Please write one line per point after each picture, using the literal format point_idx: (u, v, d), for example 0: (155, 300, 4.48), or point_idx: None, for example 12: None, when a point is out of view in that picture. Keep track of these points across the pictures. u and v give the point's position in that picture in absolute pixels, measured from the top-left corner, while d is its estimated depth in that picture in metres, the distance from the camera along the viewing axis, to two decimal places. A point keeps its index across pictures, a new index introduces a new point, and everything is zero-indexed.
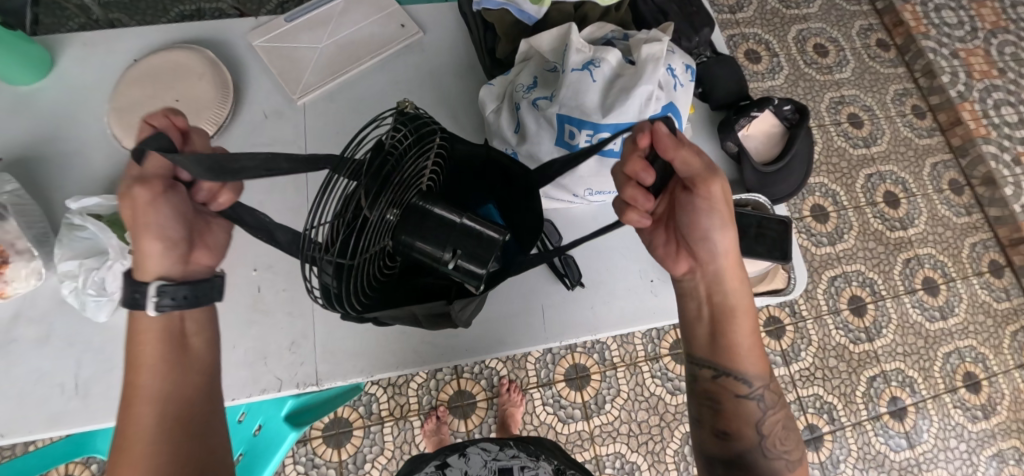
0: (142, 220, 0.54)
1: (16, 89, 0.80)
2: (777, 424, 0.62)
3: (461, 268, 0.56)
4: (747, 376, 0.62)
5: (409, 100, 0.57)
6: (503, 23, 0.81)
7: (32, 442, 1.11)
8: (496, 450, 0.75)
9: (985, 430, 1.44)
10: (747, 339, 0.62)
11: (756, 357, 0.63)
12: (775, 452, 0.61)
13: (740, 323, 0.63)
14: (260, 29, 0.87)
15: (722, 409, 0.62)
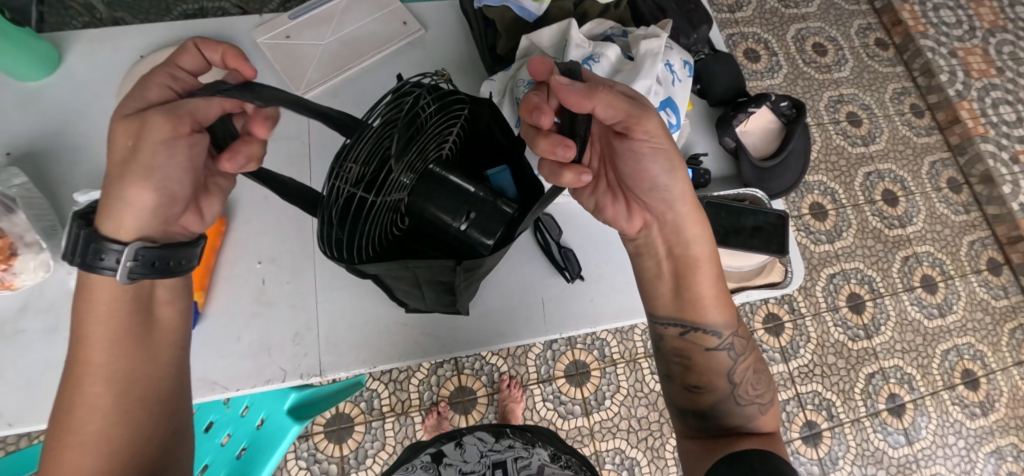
0: (148, 164, 0.51)
1: (24, 85, 0.81)
2: (747, 370, 0.66)
3: (471, 232, 0.62)
4: (716, 324, 0.65)
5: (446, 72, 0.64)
6: (504, 20, 0.82)
7: (36, 436, 1.12)
8: (492, 441, 0.76)
9: (983, 426, 1.45)
10: (711, 287, 0.65)
11: (722, 304, 0.65)
12: (747, 399, 0.65)
13: (701, 274, 0.64)
14: (265, 26, 0.88)
15: (693, 363, 0.66)
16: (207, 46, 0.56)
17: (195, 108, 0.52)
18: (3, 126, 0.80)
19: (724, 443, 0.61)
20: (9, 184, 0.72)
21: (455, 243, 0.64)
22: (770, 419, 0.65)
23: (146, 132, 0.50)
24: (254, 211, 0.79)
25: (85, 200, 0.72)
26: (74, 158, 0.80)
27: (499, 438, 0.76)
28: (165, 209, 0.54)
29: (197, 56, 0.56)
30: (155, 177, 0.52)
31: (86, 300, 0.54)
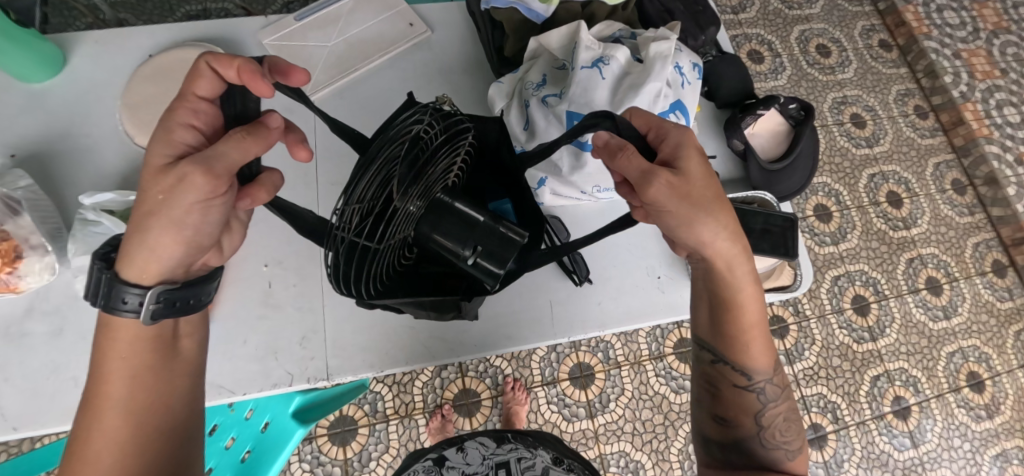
0: (178, 221, 0.49)
1: (30, 86, 0.81)
2: (778, 415, 0.64)
3: (478, 265, 0.60)
4: (752, 368, 0.63)
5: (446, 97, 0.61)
6: (511, 21, 0.82)
7: (38, 439, 1.12)
8: (493, 446, 0.74)
9: (989, 429, 1.44)
10: (752, 330, 0.62)
11: (762, 348, 0.63)
12: (774, 443, 0.63)
13: (744, 313, 0.61)
14: (270, 28, 0.88)
15: (727, 400, 0.64)
16: (221, 64, 0.48)
17: (234, 164, 0.49)
18: (9, 127, 0.80)
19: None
20: (14, 186, 0.72)
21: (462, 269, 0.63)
22: (796, 464, 0.64)
23: (183, 192, 0.48)
24: (258, 213, 0.79)
25: (89, 201, 0.71)
26: (79, 160, 0.79)
27: (501, 442, 0.75)
28: (193, 255, 0.53)
29: (215, 82, 0.49)
30: (188, 229, 0.50)
31: (106, 334, 0.53)
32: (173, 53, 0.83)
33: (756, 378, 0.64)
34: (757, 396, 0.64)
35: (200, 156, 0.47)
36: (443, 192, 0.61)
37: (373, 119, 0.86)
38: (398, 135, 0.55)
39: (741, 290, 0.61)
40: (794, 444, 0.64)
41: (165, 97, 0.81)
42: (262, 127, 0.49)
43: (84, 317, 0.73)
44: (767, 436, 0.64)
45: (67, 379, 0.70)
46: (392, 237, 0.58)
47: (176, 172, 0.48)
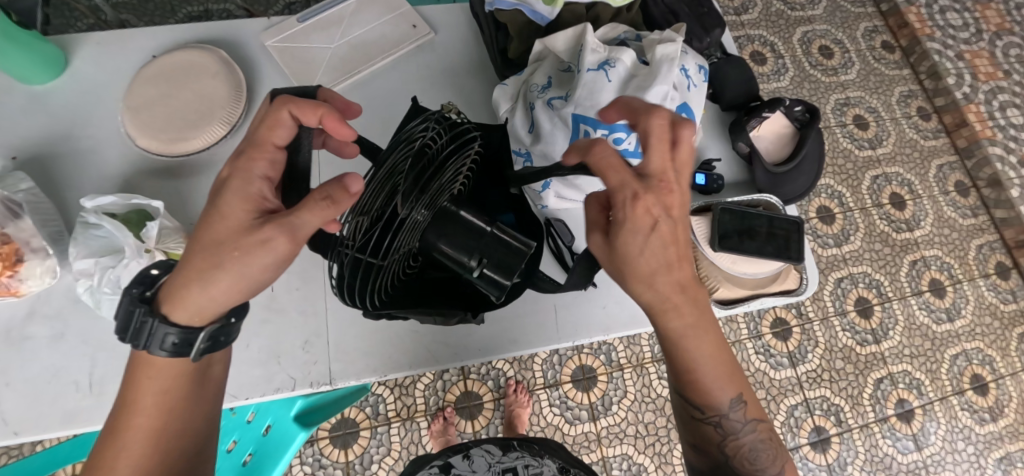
0: (252, 276, 0.50)
1: (32, 88, 0.81)
2: (749, 443, 0.61)
3: (484, 275, 0.61)
4: (719, 401, 0.60)
5: (452, 105, 0.60)
6: (516, 23, 0.81)
7: (39, 442, 1.11)
8: (499, 453, 0.74)
9: (992, 432, 1.43)
10: (711, 361, 0.59)
11: (725, 377, 0.60)
12: (746, 471, 0.61)
13: (694, 347, 0.58)
14: (273, 30, 0.87)
15: (697, 437, 0.62)
16: (304, 113, 0.52)
17: (309, 228, 0.49)
18: (10, 129, 0.79)
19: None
20: (15, 189, 0.71)
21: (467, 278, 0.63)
22: None
23: (265, 250, 0.49)
24: None
25: (91, 205, 0.71)
26: (81, 162, 0.79)
27: (507, 450, 0.75)
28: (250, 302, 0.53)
29: (292, 127, 0.52)
30: (256, 282, 0.51)
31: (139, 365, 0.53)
32: (174, 54, 0.83)
33: (725, 410, 0.60)
34: (730, 428, 0.61)
35: (284, 220, 0.48)
36: (449, 201, 0.61)
37: (376, 122, 0.86)
38: (406, 142, 0.56)
39: (694, 325, 0.57)
40: (774, 465, 0.62)
41: (167, 99, 0.80)
42: (342, 194, 0.48)
43: (87, 321, 0.72)
44: (745, 468, 0.61)
45: (69, 383, 0.70)
46: (397, 251, 0.56)
47: (259, 234, 0.48)
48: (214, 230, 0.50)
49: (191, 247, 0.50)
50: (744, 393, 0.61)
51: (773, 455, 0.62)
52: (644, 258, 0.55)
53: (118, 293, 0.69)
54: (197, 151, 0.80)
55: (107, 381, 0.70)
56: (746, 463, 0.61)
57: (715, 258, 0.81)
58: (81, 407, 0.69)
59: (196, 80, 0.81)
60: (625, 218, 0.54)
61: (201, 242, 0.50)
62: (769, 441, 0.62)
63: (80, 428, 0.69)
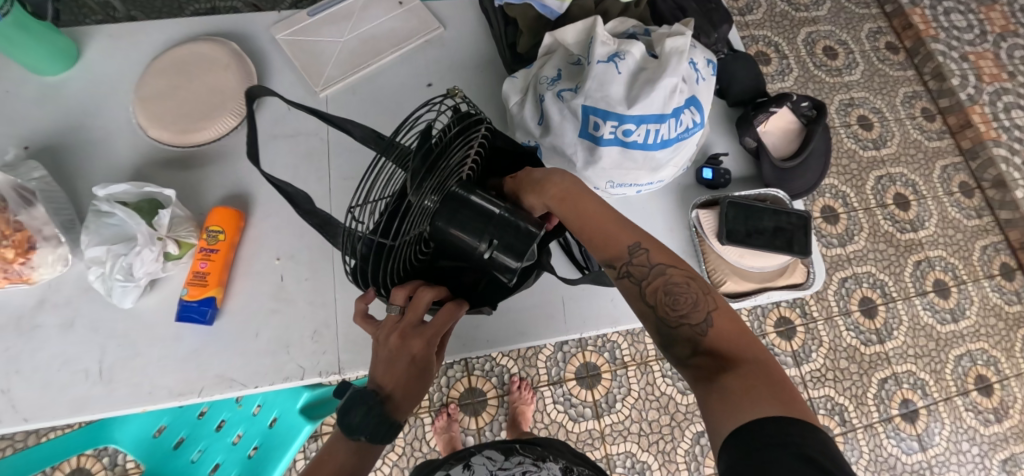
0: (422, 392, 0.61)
1: (43, 79, 0.81)
2: (669, 287, 0.58)
3: (496, 258, 0.60)
4: (620, 248, 0.60)
5: (458, 90, 0.59)
6: (526, 18, 0.82)
7: (47, 433, 1.12)
8: (501, 460, 0.72)
9: (997, 433, 1.43)
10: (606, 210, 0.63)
11: (619, 226, 0.61)
12: (676, 319, 0.56)
13: (588, 198, 0.63)
14: (283, 23, 0.88)
15: (624, 298, 0.60)
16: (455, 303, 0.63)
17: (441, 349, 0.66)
18: (21, 119, 0.80)
19: (708, 392, 0.50)
20: (28, 178, 0.72)
21: (479, 263, 0.62)
22: (727, 331, 0.54)
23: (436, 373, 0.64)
24: (273, 207, 0.79)
25: (103, 193, 0.71)
26: (91, 152, 0.79)
27: (509, 456, 0.73)
28: None
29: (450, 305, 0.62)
30: None
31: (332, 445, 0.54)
32: (185, 47, 0.83)
33: (628, 257, 0.60)
34: (643, 273, 0.59)
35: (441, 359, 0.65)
36: (457, 186, 0.61)
37: (385, 114, 0.86)
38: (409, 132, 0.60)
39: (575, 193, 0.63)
40: (700, 309, 0.56)
41: (176, 91, 0.81)
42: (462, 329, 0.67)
43: (98, 308, 0.73)
44: (673, 318, 0.56)
45: (79, 371, 0.70)
46: (408, 233, 0.56)
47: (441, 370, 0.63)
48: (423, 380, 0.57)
49: (405, 388, 0.55)
50: (644, 239, 0.60)
51: (700, 299, 0.56)
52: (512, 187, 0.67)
53: (129, 280, 0.69)
54: (208, 142, 0.80)
55: (115, 370, 0.70)
56: (675, 311, 0.56)
57: (721, 250, 0.82)
58: (91, 394, 0.69)
59: (209, 72, 0.82)
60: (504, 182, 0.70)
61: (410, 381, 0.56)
62: (691, 283, 0.58)
63: (88, 415, 0.69)
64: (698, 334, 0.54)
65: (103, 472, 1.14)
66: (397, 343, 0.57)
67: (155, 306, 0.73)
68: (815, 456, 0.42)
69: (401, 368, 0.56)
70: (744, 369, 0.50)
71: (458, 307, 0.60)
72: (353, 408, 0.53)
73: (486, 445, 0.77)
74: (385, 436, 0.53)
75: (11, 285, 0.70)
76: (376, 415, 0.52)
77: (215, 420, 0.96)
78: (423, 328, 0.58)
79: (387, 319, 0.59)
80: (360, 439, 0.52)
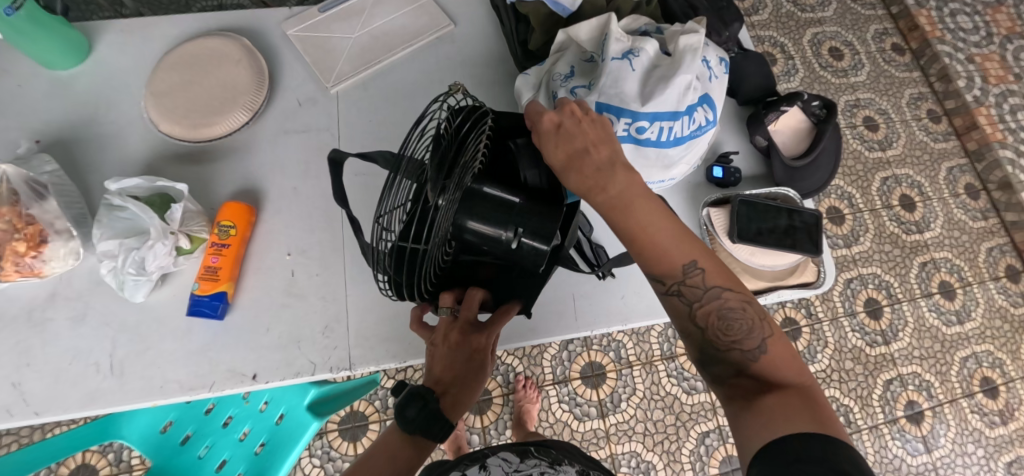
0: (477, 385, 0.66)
1: (55, 73, 0.82)
2: (720, 312, 0.57)
3: (523, 244, 0.63)
4: (674, 265, 0.57)
5: (459, 84, 0.58)
6: (538, 14, 0.82)
7: (53, 427, 1.13)
8: (516, 462, 0.70)
9: (1002, 435, 1.43)
10: (658, 225, 0.57)
11: (675, 240, 0.57)
12: (724, 342, 0.56)
13: (638, 209, 0.56)
14: (295, 19, 0.88)
15: (671, 313, 0.59)
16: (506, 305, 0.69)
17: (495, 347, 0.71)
18: (33, 113, 0.80)
19: (746, 410, 0.52)
20: (40, 171, 0.72)
21: (506, 254, 0.64)
22: (779, 358, 0.54)
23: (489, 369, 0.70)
24: (284, 202, 0.79)
25: (116, 187, 0.72)
26: (102, 147, 0.79)
27: (524, 458, 0.71)
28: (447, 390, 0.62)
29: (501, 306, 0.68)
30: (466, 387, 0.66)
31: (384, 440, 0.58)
32: (195, 42, 0.83)
33: (681, 276, 0.57)
34: (696, 296, 0.57)
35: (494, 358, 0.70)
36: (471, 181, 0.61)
37: (396, 111, 0.86)
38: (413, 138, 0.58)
39: (628, 200, 0.56)
40: (755, 336, 0.55)
41: (188, 85, 0.81)
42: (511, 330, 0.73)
43: (109, 302, 0.73)
44: (723, 341, 0.56)
45: (90, 365, 0.70)
46: (437, 231, 0.55)
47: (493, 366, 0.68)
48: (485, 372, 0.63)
49: (464, 382, 0.60)
50: (701, 258, 0.57)
51: (755, 325, 0.56)
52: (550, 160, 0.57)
53: (141, 274, 0.69)
54: (219, 138, 0.80)
55: (127, 364, 0.70)
56: (724, 336, 0.56)
57: (733, 249, 0.81)
58: (102, 388, 0.69)
59: (218, 67, 0.82)
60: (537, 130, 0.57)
61: (472, 375, 0.61)
62: (746, 307, 0.57)
63: (98, 410, 0.69)
64: (746, 359, 0.55)
65: (108, 468, 1.14)
66: (457, 340, 0.62)
67: (166, 301, 0.73)
68: (849, 471, 0.44)
69: (458, 364, 0.61)
70: (785, 390, 0.52)
71: (509, 308, 0.67)
72: (411, 402, 0.57)
73: (500, 448, 0.74)
74: (439, 432, 0.57)
75: (23, 278, 0.70)
76: (433, 410, 0.57)
77: (222, 416, 0.96)
78: (480, 328, 0.64)
79: (442, 320, 0.64)
80: (413, 432, 0.57)
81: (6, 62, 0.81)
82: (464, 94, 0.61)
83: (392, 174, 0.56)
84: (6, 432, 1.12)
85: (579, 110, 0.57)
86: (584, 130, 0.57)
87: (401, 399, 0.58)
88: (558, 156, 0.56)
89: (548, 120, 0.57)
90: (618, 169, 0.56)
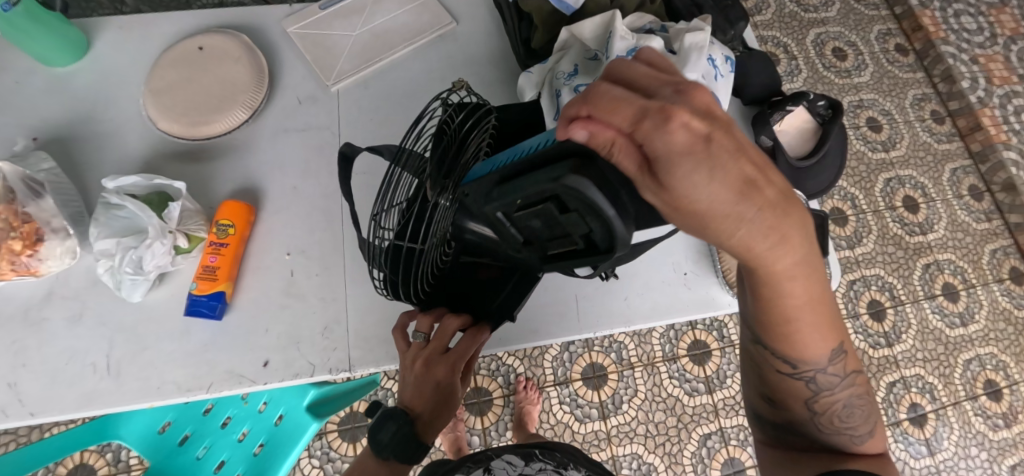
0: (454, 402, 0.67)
1: (54, 70, 0.81)
2: (839, 401, 0.56)
3: None
4: (817, 354, 0.53)
5: (463, 81, 0.58)
6: (541, 12, 0.81)
7: (51, 427, 1.12)
8: (521, 465, 0.69)
9: (1005, 438, 1.41)
10: (806, 307, 0.50)
11: (822, 329, 0.52)
12: (833, 428, 0.56)
13: (802, 290, 0.48)
14: (294, 17, 0.87)
15: (785, 391, 0.56)
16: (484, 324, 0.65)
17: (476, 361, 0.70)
18: (31, 110, 0.79)
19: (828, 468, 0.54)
20: (37, 169, 0.71)
21: (505, 258, 0.64)
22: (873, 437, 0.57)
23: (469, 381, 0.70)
24: (284, 202, 0.78)
25: (113, 186, 0.71)
26: (100, 144, 0.79)
27: (529, 461, 0.70)
28: None
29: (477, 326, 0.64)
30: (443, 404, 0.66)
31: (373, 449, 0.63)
32: (194, 38, 0.82)
33: (821, 364, 0.54)
34: (826, 384, 0.55)
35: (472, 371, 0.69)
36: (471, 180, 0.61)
37: (397, 109, 0.85)
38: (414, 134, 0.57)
39: (806, 263, 0.47)
40: (865, 423, 0.56)
41: (188, 83, 0.80)
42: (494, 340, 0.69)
43: (106, 301, 0.72)
44: (832, 425, 0.56)
45: (87, 365, 0.69)
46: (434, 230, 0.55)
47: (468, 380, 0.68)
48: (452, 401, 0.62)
49: (429, 413, 0.61)
50: (846, 345, 0.54)
51: (866, 412, 0.57)
52: (709, 200, 0.39)
53: (139, 273, 0.69)
54: (218, 135, 0.80)
55: (124, 364, 0.69)
56: (832, 418, 0.56)
57: None
58: (99, 389, 0.68)
59: (218, 64, 0.81)
60: (665, 149, 0.38)
61: (437, 407, 0.61)
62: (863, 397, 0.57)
63: (95, 410, 0.68)
64: (850, 443, 0.56)
65: (107, 468, 1.14)
66: (422, 370, 0.61)
67: (165, 300, 0.72)
68: None
69: (428, 394, 0.61)
70: (871, 461, 0.55)
71: (480, 332, 0.62)
72: (384, 427, 0.60)
73: (504, 450, 0.74)
74: (412, 456, 0.61)
75: (19, 277, 0.69)
76: (403, 435, 0.60)
77: (221, 417, 0.95)
78: (447, 355, 0.61)
79: (414, 343, 0.63)
80: (389, 456, 0.60)
81: (4, 59, 0.80)
82: (467, 90, 0.61)
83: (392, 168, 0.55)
84: (5, 431, 1.11)
85: (715, 100, 0.39)
86: (736, 136, 0.40)
87: (375, 422, 0.61)
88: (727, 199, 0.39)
89: (681, 125, 0.37)
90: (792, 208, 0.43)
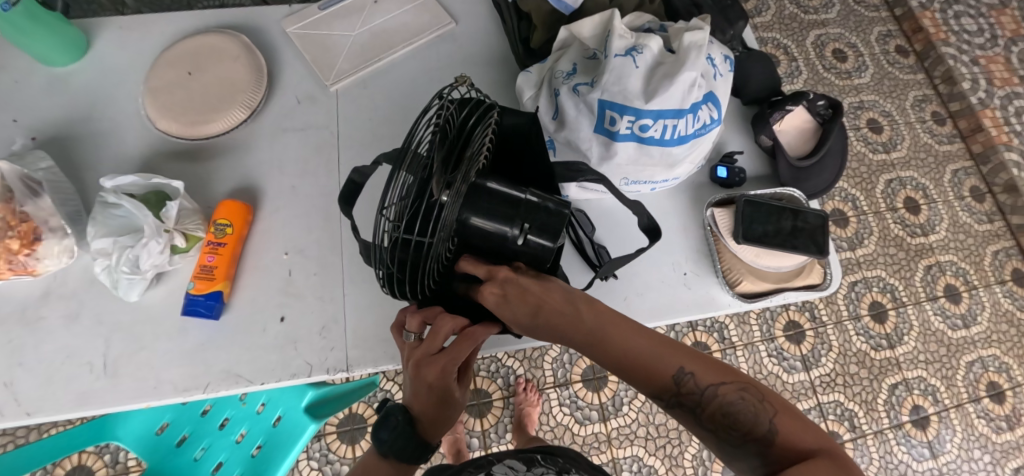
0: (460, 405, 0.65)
1: (54, 70, 0.81)
2: (719, 411, 0.53)
3: (530, 241, 0.62)
4: (665, 377, 0.55)
5: (465, 76, 0.56)
6: (540, 12, 0.81)
7: (48, 428, 1.11)
8: (523, 470, 0.68)
9: (1009, 441, 1.40)
10: (628, 341, 0.58)
11: (659, 349, 0.57)
12: (744, 440, 0.51)
13: (616, 336, 0.58)
14: (295, 16, 0.87)
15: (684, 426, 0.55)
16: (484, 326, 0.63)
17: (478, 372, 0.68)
18: (29, 109, 0.79)
19: None
20: (35, 167, 0.71)
21: (510, 254, 0.64)
22: (795, 429, 0.50)
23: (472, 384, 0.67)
24: (283, 200, 0.78)
25: (110, 185, 0.71)
26: (99, 143, 0.79)
27: (531, 466, 0.68)
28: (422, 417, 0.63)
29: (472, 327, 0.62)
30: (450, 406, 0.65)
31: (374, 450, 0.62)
32: (196, 38, 0.83)
33: (677, 381, 0.55)
34: (696, 402, 0.54)
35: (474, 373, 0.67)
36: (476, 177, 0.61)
37: (395, 109, 0.85)
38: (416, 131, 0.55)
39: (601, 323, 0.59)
40: (765, 420, 0.51)
41: (187, 83, 0.80)
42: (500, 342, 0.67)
43: (104, 300, 0.72)
44: (740, 437, 0.52)
45: (83, 365, 0.69)
46: (442, 226, 0.54)
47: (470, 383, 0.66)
48: (451, 402, 0.60)
49: (425, 414, 0.60)
50: (687, 361, 0.56)
51: (760, 409, 0.52)
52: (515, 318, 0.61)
53: (135, 273, 0.68)
54: (216, 136, 0.79)
55: (120, 364, 0.69)
56: (737, 432, 0.52)
57: (737, 248, 0.80)
58: (94, 389, 0.68)
59: (217, 64, 0.81)
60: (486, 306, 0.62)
61: (433, 410, 0.60)
62: (746, 394, 0.53)
63: (91, 410, 0.68)
64: (766, 448, 0.50)
65: (105, 469, 1.13)
66: (413, 368, 0.60)
67: (162, 300, 0.72)
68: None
69: (422, 395, 0.60)
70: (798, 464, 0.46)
71: (474, 334, 0.61)
72: (384, 424, 0.61)
73: (505, 456, 0.73)
74: (412, 456, 0.60)
75: (16, 276, 0.69)
76: (398, 433, 0.60)
77: (218, 418, 0.94)
78: (439, 357, 0.60)
79: (410, 343, 0.63)
80: (388, 453, 0.60)
81: (4, 58, 0.80)
82: (467, 86, 0.61)
83: (395, 171, 0.54)
84: (3, 432, 1.11)
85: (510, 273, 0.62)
86: (525, 283, 0.61)
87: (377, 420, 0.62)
88: (524, 315, 0.60)
89: (491, 293, 0.61)
90: (579, 303, 0.61)
